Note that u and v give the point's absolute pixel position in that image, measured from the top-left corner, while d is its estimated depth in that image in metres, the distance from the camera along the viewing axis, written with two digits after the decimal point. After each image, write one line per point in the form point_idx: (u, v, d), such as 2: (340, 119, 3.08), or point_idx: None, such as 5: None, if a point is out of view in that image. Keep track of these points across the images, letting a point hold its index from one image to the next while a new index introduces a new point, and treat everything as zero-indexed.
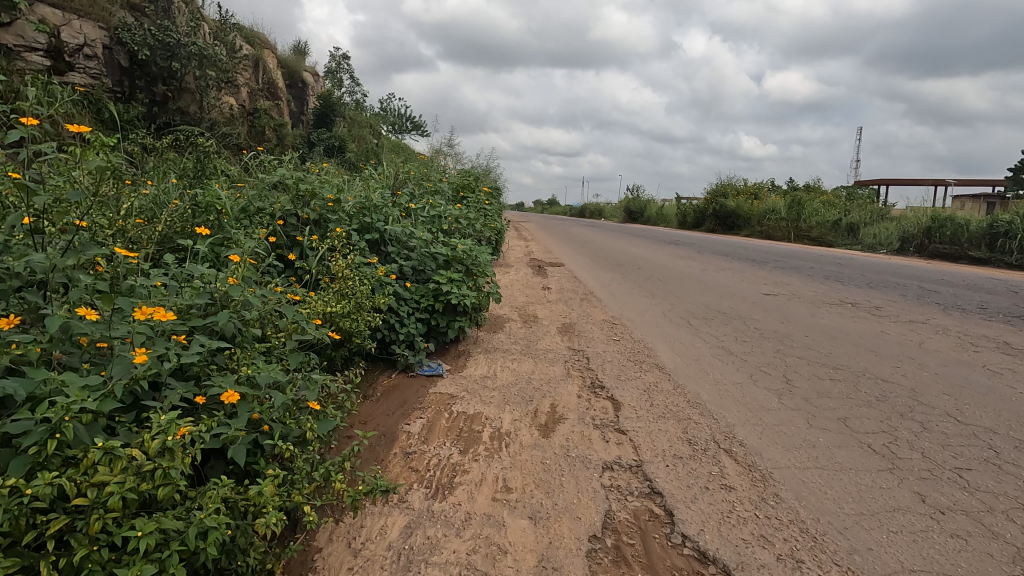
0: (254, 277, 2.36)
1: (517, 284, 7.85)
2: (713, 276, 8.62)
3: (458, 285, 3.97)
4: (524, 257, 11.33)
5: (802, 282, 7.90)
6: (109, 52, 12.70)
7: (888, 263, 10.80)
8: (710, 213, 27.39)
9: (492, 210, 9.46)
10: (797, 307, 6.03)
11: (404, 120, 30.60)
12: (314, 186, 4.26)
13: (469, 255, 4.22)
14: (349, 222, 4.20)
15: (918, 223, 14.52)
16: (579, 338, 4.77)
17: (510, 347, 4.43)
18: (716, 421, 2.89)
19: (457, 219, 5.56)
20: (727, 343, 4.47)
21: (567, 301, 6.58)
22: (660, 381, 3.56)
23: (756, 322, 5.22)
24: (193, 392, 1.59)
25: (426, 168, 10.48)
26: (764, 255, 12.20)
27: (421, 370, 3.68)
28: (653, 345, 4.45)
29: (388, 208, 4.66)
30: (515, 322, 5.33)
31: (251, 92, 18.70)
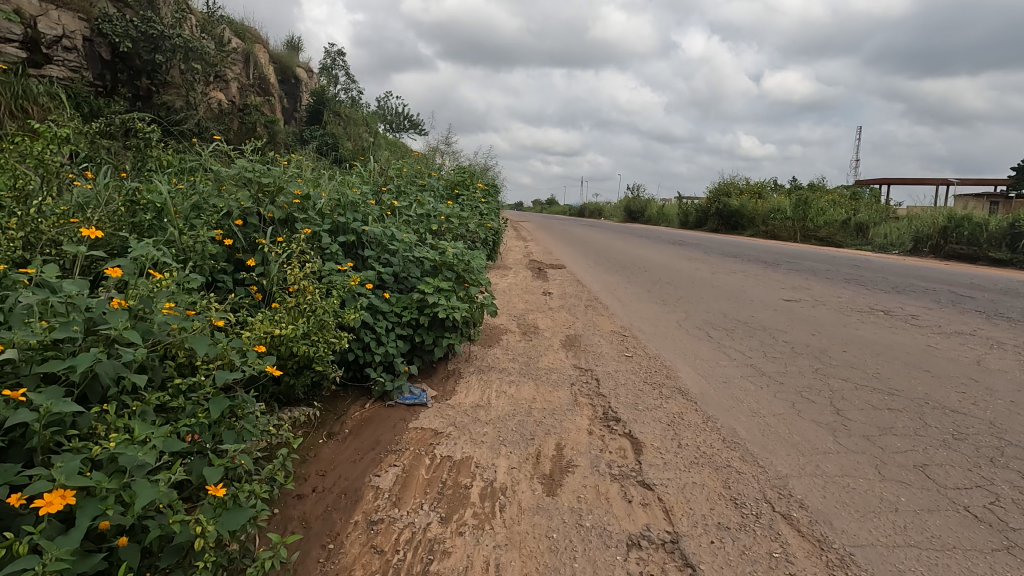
0: (164, 297, 1.83)
1: (516, 289, 7.28)
2: (725, 279, 8.06)
3: (445, 296, 3.38)
4: (523, 258, 10.76)
5: (823, 287, 7.33)
6: (90, 44, 11.92)
7: (906, 265, 10.25)
8: (713, 213, 26.80)
9: (488, 209, 8.86)
10: (824, 315, 5.46)
11: (401, 118, 30.02)
12: (280, 180, 3.72)
13: (460, 258, 3.64)
14: (320, 222, 3.64)
15: (932, 223, 13.98)
16: (585, 353, 4.19)
17: (506, 366, 3.85)
18: (766, 473, 2.30)
19: (449, 219, 4.98)
20: (757, 362, 3.88)
21: (570, 308, 6.00)
22: (686, 412, 2.98)
23: (783, 335, 4.66)
24: (4, 492, 1.06)
25: (419, 166, 9.91)
26: (773, 256, 11.65)
27: (401, 398, 3.09)
28: (671, 363, 3.88)
29: (367, 206, 4.08)
30: (514, 334, 4.75)
31: (240, 88, 18.06)
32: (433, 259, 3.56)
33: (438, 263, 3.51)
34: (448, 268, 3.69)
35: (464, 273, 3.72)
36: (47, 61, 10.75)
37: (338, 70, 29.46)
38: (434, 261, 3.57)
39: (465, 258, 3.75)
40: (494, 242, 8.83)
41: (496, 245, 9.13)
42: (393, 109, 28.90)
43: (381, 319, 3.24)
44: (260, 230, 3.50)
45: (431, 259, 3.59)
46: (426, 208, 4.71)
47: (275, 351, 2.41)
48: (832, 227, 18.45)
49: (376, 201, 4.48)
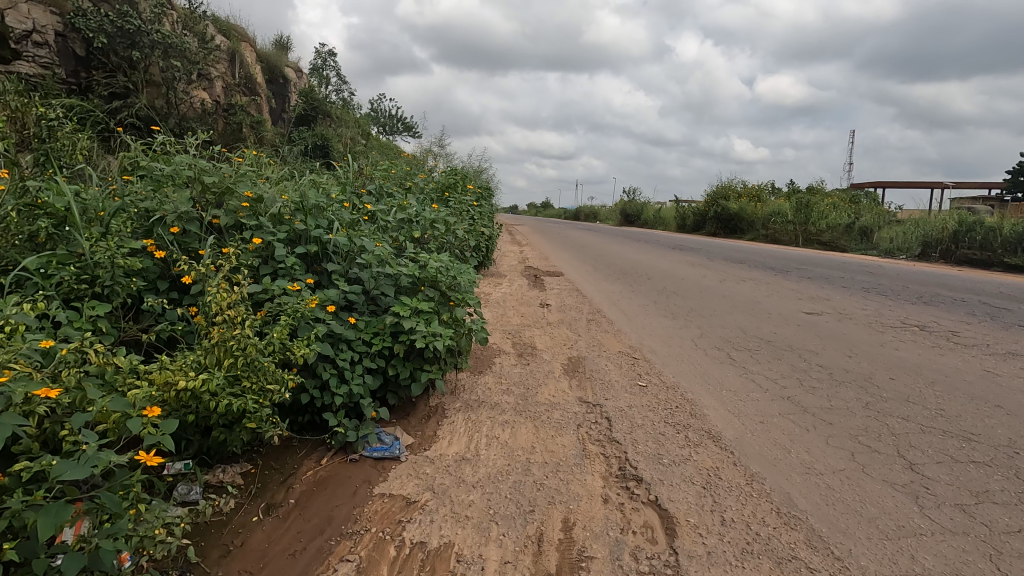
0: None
1: (511, 300, 6.72)
2: (734, 289, 7.52)
3: (425, 320, 2.78)
4: (519, 265, 10.21)
5: (842, 298, 6.77)
6: (63, 39, 11.29)
7: (923, 272, 9.73)
8: (711, 216, 26.33)
9: (481, 212, 8.24)
10: (854, 332, 4.90)
11: (394, 119, 29.49)
12: (229, 179, 3.16)
13: (446, 272, 3.01)
14: (275, 230, 3.05)
15: (942, 228, 13.52)
16: (591, 381, 3.60)
17: (500, 400, 3.24)
18: (848, 569, 1.72)
19: (436, 224, 4.36)
20: (795, 395, 3.30)
21: (571, 324, 5.41)
22: (721, 467, 2.41)
23: (816, 357, 4.09)
24: None
25: (409, 167, 9.35)
26: (780, 262, 11.11)
27: (367, 450, 2.48)
28: (693, 395, 3.30)
29: (336, 210, 3.48)
30: (509, 357, 4.15)
31: (225, 87, 17.41)
32: (410, 271, 2.93)
33: (414, 274, 2.87)
34: (428, 283, 3.06)
35: (448, 286, 3.10)
36: (17, 57, 10.22)
37: (328, 70, 28.82)
38: (411, 275, 2.93)
39: (452, 271, 3.13)
40: (487, 248, 8.27)
41: (490, 252, 8.58)
42: (385, 110, 28.29)
43: (344, 350, 2.63)
44: (197, 239, 2.92)
45: (407, 272, 2.95)
46: (408, 206, 4.08)
47: (188, 404, 1.83)
48: (835, 231, 17.95)
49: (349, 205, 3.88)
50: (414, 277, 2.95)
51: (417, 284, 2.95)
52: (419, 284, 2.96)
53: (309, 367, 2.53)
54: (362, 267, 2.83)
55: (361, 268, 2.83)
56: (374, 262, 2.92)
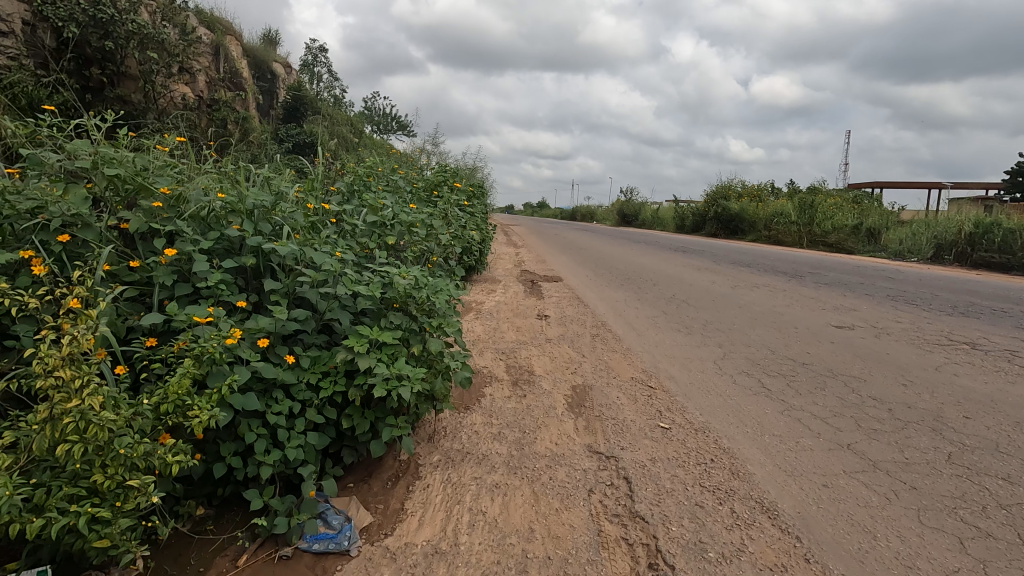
0: None
1: (505, 310, 6.09)
2: (749, 297, 6.91)
3: (387, 359, 2.10)
4: (514, 269, 9.57)
5: (869, 308, 6.16)
6: (31, 29, 10.39)
7: (943, 276, 9.18)
8: (712, 217, 25.71)
9: (473, 213, 7.57)
10: (898, 352, 4.27)
11: (387, 117, 28.76)
12: (143, 174, 2.49)
13: (420, 292, 2.32)
14: (200, 236, 2.39)
15: (958, 229, 12.95)
16: (601, 421, 2.95)
17: (490, 450, 2.58)
18: None
19: (414, 227, 3.68)
20: (855, 442, 2.66)
21: (573, 341, 4.76)
22: (788, 563, 1.77)
23: (865, 386, 3.47)
24: None
25: (395, 164, 8.67)
26: (790, 266, 10.52)
27: (305, 541, 1.83)
28: (730, 443, 2.66)
29: (286, 211, 2.80)
30: (502, 387, 3.50)
31: (208, 82, 16.60)
32: (369, 289, 2.23)
33: (375, 293, 2.18)
34: (396, 304, 2.37)
35: (422, 307, 2.41)
36: None
37: (318, 67, 27.98)
38: (370, 293, 2.23)
39: (427, 287, 2.44)
40: (480, 252, 7.63)
41: (482, 256, 7.94)
42: (378, 108, 27.50)
43: (278, 399, 1.97)
44: (94, 250, 2.25)
45: (367, 291, 2.26)
46: (379, 202, 3.39)
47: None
48: (841, 232, 17.37)
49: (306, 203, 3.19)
50: (377, 296, 2.26)
51: (380, 305, 2.26)
52: (384, 306, 2.27)
53: (227, 425, 1.87)
54: (305, 282, 2.16)
55: (304, 281, 2.15)
56: (322, 276, 2.23)
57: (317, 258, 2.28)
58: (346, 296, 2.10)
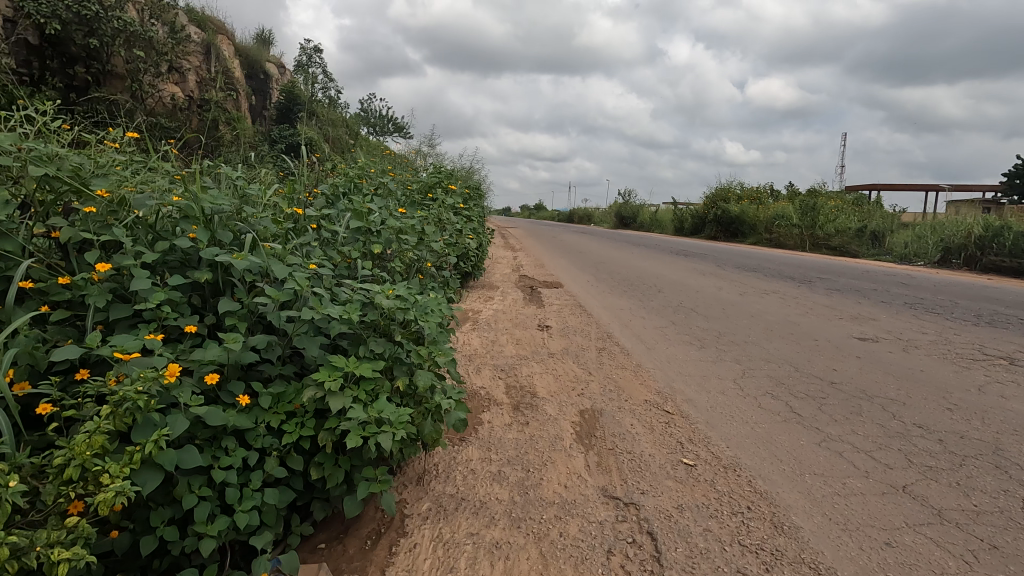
0: None
1: (503, 321, 5.73)
2: (760, 305, 6.57)
3: (363, 398, 1.72)
4: (512, 274, 9.21)
5: (889, 318, 5.82)
6: (13, 25, 9.90)
7: (957, 282, 8.86)
8: (711, 219, 25.44)
9: (469, 217, 7.21)
10: (933, 369, 3.92)
11: (383, 118, 28.40)
12: (81, 174, 2.13)
13: (405, 313, 1.92)
14: (145, 247, 2.02)
15: (966, 233, 12.66)
16: (616, 456, 2.59)
17: (488, 496, 2.22)
18: None
19: (403, 233, 3.29)
20: (911, 484, 2.31)
21: (577, 356, 4.41)
22: None
23: (906, 411, 3.12)
24: None
25: (389, 166, 8.29)
26: (798, 271, 10.19)
27: None
28: (766, 486, 2.30)
29: (251, 216, 2.43)
30: (502, 413, 3.13)
31: (199, 82, 16.19)
32: (343, 309, 1.84)
33: (349, 316, 1.79)
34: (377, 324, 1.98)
35: (408, 328, 2.01)
36: None
37: (313, 67, 27.56)
38: (344, 314, 1.84)
39: (415, 307, 2.05)
40: (476, 258, 7.26)
41: (479, 262, 7.57)
42: (373, 109, 27.13)
43: (228, 450, 1.60)
44: (12, 263, 1.87)
45: (342, 312, 1.87)
46: (363, 203, 2.99)
47: None
48: (845, 235, 17.06)
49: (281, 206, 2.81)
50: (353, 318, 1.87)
51: (358, 328, 1.87)
52: (362, 328, 1.88)
53: (162, 486, 1.50)
54: (263, 301, 1.78)
55: (261, 301, 1.78)
56: (287, 295, 1.85)
57: (281, 273, 1.90)
58: (312, 318, 1.71)
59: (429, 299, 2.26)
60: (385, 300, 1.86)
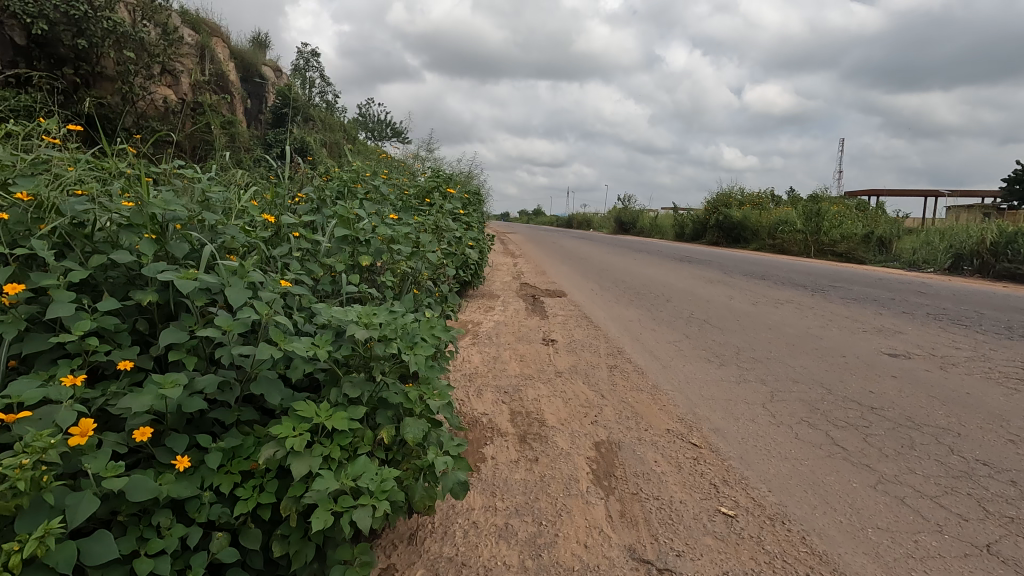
0: None
1: (505, 334, 5.36)
2: (775, 316, 6.23)
3: (333, 459, 1.33)
4: (513, 282, 8.85)
5: (916, 331, 5.46)
6: None
7: (974, 290, 8.56)
8: (712, 225, 25.16)
9: (469, 223, 6.86)
10: (980, 392, 3.56)
11: (381, 123, 28.13)
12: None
13: (389, 346, 1.54)
14: (75, 264, 1.66)
15: (977, 239, 12.38)
16: (642, 505, 2.22)
17: (494, 560, 1.85)
18: None
19: (396, 242, 2.91)
20: (996, 542, 1.95)
21: (588, 375, 4.04)
22: None
23: (965, 444, 2.76)
24: None
25: (385, 170, 7.94)
26: (808, 278, 9.87)
27: None
28: (825, 546, 1.93)
29: (212, 224, 2.05)
30: (506, 446, 2.77)
31: (193, 85, 15.84)
32: (312, 341, 1.47)
33: (317, 352, 1.41)
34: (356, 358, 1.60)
35: (395, 362, 1.62)
36: None
37: (310, 71, 27.24)
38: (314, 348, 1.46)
39: (401, 334, 1.66)
40: (476, 266, 6.91)
41: (479, 270, 7.21)
42: (371, 114, 26.88)
43: (161, 529, 1.24)
44: None
45: (311, 345, 1.49)
46: (349, 209, 2.61)
47: None
48: (851, 241, 16.75)
49: (255, 213, 2.45)
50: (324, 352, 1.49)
51: (330, 364, 1.49)
52: (335, 364, 1.50)
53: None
54: (212, 334, 1.42)
55: (207, 334, 1.41)
56: (244, 324, 1.48)
57: (237, 296, 1.53)
58: (268, 357, 1.34)
59: (421, 324, 1.86)
60: (364, 331, 1.47)
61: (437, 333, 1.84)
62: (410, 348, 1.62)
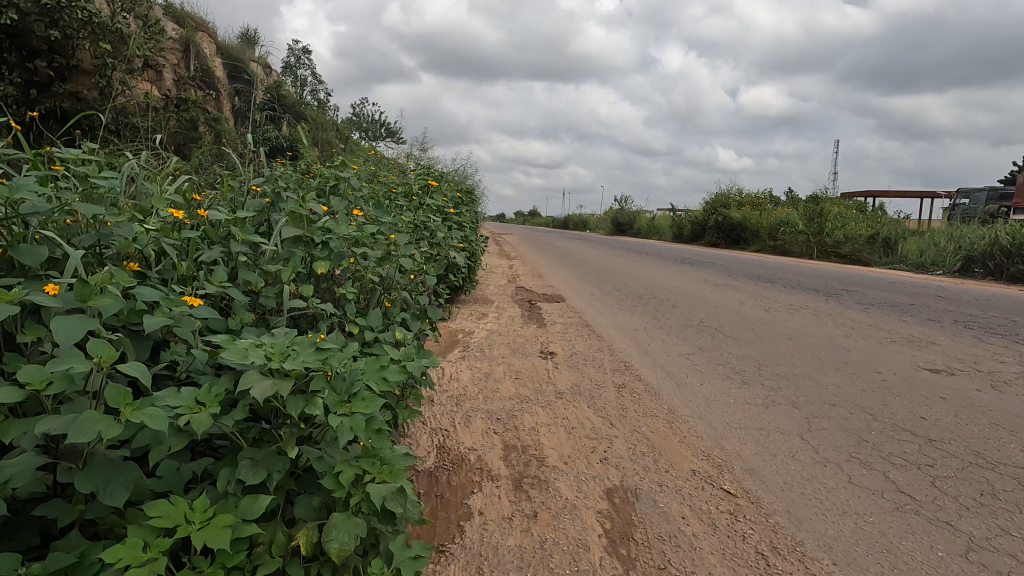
0: None
1: (499, 346, 4.85)
2: (792, 324, 5.75)
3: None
4: (508, 286, 8.35)
5: (950, 341, 4.97)
6: None
7: (995, 294, 8.10)
8: (712, 225, 24.69)
9: (460, 224, 6.35)
10: None
11: (375, 122, 27.59)
12: None
13: (312, 405, 1.10)
14: None
15: (988, 241, 11.96)
16: None
17: None
18: None
19: (362, 245, 2.38)
20: None
21: (592, 395, 3.54)
22: None
23: None
24: None
25: (373, 167, 7.42)
26: (818, 281, 9.41)
27: None
28: None
29: (95, 216, 1.55)
30: (497, 495, 2.27)
31: (177, 81, 15.26)
32: (191, 404, 1.04)
33: (190, 424, 1.00)
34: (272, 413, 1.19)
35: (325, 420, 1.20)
36: None
37: (301, 69, 26.58)
38: (193, 413, 1.04)
39: (337, 382, 1.22)
40: (469, 269, 6.41)
41: (472, 274, 6.71)
42: (364, 113, 26.36)
43: None
44: None
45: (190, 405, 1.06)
46: (299, 203, 2.11)
47: None
48: (856, 242, 16.26)
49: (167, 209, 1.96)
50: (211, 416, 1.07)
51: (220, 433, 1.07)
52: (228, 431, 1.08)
53: None
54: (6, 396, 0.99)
55: (2, 398, 0.97)
56: (65, 377, 1.06)
57: (64, 328, 1.09)
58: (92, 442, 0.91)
59: (368, 364, 1.43)
60: (264, 389, 1.05)
61: (394, 372, 1.40)
62: (347, 404, 1.18)
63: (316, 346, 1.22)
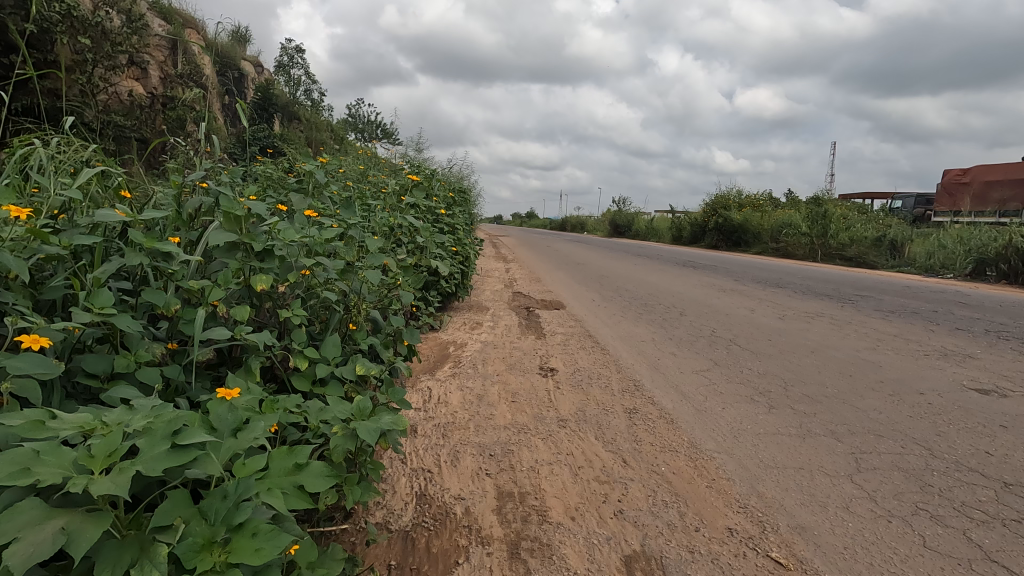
0: None
1: (493, 360, 4.40)
2: (811, 335, 5.32)
3: None
4: (504, 292, 7.89)
5: (990, 355, 4.53)
6: None
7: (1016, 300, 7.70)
8: (712, 227, 24.29)
9: (453, 226, 5.89)
10: None
11: (369, 123, 27.11)
12: None
13: (150, 561, 0.92)
14: None
15: (1000, 243, 11.58)
16: None
17: None
18: None
19: (320, 253, 1.88)
20: None
21: (599, 423, 3.09)
22: None
23: None
24: None
25: (360, 166, 6.97)
26: (829, 286, 8.99)
27: None
28: None
29: None
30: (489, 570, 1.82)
31: (163, 78, 14.76)
32: None
33: None
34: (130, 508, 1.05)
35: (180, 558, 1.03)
36: None
37: (294, 69, 26.00)
38: None
39: (212, 510, 1.03)
40: (461, 276, 5.96)
41: (465, 280, 6.25)
42: (359, 113, 25.91)
43: None
44: None
45: None
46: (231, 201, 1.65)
47: None
48: (862, 245, 15.87)
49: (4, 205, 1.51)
50: None
51: None
52: None
53: None
54: None
55: None
56: None
57: None
58: None
59: (276, 456, 1.22)
60: (42, 541, 0.85)
61: (313, 483, 1.20)
62: (219, 545, 1.01)
63: (171, 447, 0.99)
